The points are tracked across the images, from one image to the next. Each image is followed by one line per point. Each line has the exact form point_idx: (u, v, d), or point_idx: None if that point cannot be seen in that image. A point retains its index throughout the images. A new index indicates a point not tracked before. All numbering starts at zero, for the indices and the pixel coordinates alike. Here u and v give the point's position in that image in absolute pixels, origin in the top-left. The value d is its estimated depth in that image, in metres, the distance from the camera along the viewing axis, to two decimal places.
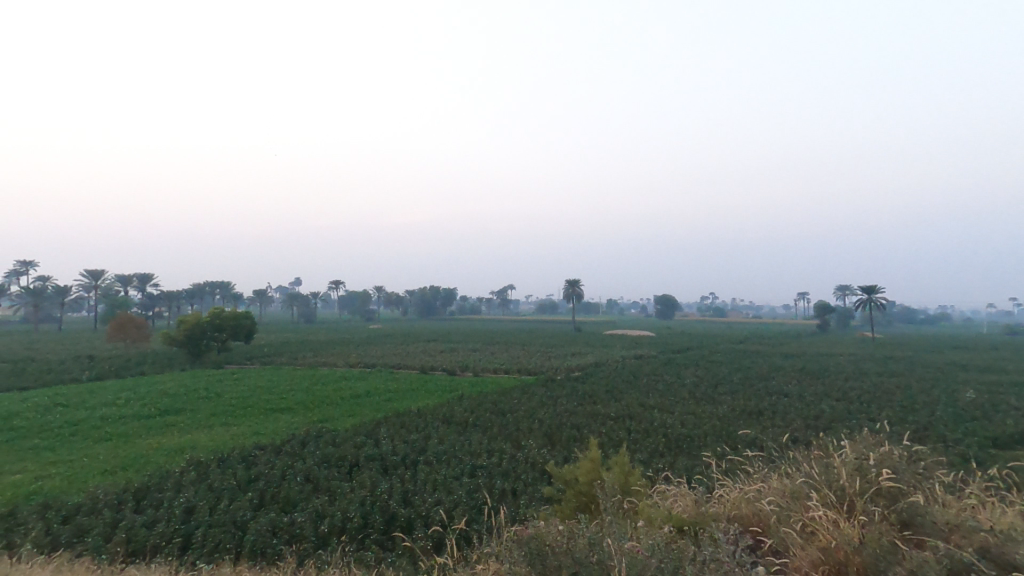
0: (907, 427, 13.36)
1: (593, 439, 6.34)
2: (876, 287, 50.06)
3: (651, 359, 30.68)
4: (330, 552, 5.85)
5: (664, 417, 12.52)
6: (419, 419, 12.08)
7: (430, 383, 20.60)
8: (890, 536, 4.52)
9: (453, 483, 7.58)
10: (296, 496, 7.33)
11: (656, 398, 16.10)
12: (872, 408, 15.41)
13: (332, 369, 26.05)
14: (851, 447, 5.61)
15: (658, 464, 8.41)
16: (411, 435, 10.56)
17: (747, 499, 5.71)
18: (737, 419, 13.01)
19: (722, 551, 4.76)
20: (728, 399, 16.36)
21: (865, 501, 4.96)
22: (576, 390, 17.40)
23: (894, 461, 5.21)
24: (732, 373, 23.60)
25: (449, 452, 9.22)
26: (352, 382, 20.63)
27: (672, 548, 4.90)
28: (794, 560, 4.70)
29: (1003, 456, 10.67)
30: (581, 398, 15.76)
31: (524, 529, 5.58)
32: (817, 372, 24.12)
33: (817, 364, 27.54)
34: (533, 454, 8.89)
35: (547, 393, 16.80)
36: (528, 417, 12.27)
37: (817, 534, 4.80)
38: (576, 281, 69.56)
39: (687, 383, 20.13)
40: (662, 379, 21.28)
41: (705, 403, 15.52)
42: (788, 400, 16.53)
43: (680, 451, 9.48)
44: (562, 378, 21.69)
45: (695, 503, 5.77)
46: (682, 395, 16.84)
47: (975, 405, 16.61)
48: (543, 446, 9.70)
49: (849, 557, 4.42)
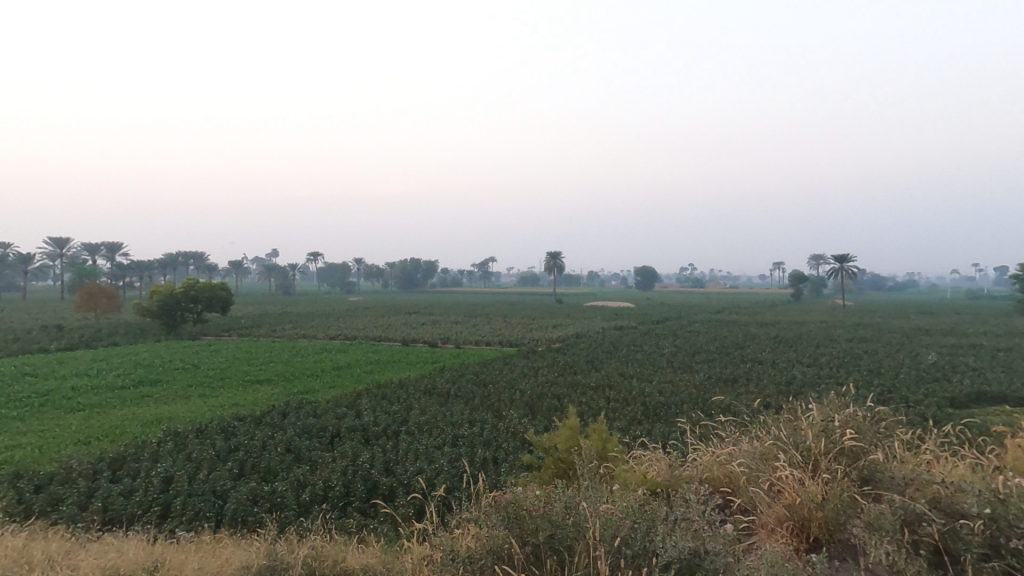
0: (871, 390, 13.98)
1: (571, 406, 6.29)
2: (845, 257, 52.04)
3: (630, 329, 31.38)
4: (312, 519, 5.90)
5: (643, 385, 12.83)
6: (400, 390, 12.14)
7: (412, 355, 20.71)
8: (850, 492, 4.78)
9: (435, 452, 7.69)
10: (277, 466, 7.35)
11: (634, 367, 16.48)
12: (840, 373, 16.02)
13: (313, 342, 25.96)
14: (818, 410, 5.71)
15: (636, 431, 8.62)
16: (392, 407, 10.59)
17: (719, 461, 5.84)
18: (711, 386, 13.43)
19: (693, 511, 4.98)
20: (703, 367, 16.84)
21: (829, 460, 5.14)
22: (556, 361, 17.70)
23: (858, 422, 5.37)
24: (707, 342, 24.26)
25: (430, 423, 9.28)
26: (334, 355, 20.44)
27: (646, 509, 5.11)
28: (762, 517, 5.01)
29: (958, 415, 11.27)
30: (561, 368, 16.07)
31: (502, 494, 5.70)
32: (790, 339, 24.99)
33: (790, 332, 28.48)
34: (514, 424, 9.01)
35: (528, 364, 17.05)
36: (508, 387, 12.45)
37: (783, 492, 5.05)
38: (558, 255, 69.96)
39: (665, 352, 20.63)
40: (640, 349, 21.72)
41: (680, 371, 15.91)
42: (762, 367, 17.09)
43: (657, 417, 9.75)
44: (543, 349, 22.06)
45: (669, 466, 5.86)
46: (660, 364, 17.26)
47: (936, 367, 17.45)
48: (523, 416, 9.84)
49: (813, 513, 4.72)
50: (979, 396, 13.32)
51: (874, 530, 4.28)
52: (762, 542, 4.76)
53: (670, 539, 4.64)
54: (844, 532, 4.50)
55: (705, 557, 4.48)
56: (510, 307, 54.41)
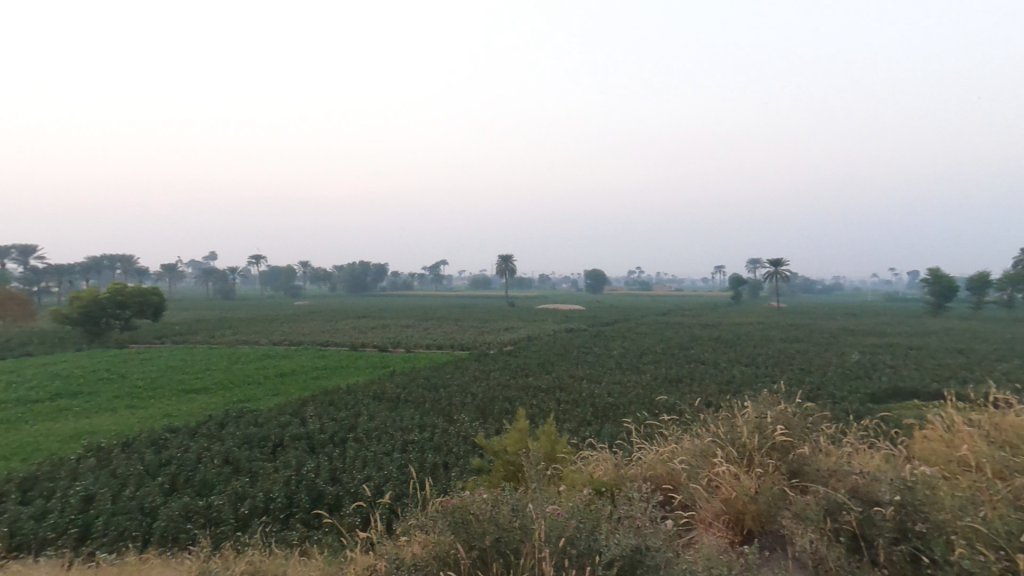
0: (801, 387, 14.86)
1: (520, 409, 6.31)
2: (779, 261, 55.88)
3: (581, 331, 32.20)
4: (251, 533, 5.64)
5: (592, 387, 13.09)
6: (349, 396, 11.90)
7: (361, 360, 20.33)
8: (780, 485, 5.01)
9: (386, 458, 7.56)
10: (214, 479, 7.01)
11: (584, 369, 16.85)
12: (774, 371, 16.96)
13: (257, 348, 24.98)
14: (753, 407, 5.95)
15: (585, 432, 8.74)
16: (340, 413, 10.35)
17: (662, 459, 5.98)
18: (657, 386, 13.87)
19: (635, 508, 5.09)
20: (650, 367, 17.39)
21: (762, 455, 5.37)
22: (508, 364, 17.83)
23: (787, 418, 5.64)
24: (654, 343, 25.18)
25: (381, 428, 9.13)
26: (279, 361, 19.81)
27: (591, 508, 5.18)
28: (701, 512, 5.17)
29: (874, 408, 12.15)
30: (513, 371, 16.21)
31: (449, 499, 5.63)
32: (730, 339, 26.35)
33: (731, 333, 30.02)
34: (465, 428, 8.98)
35: (480, 367, 17.09)
36: (460, 391, 12.39)
37: (720, 487, 5.22)
38: (508, 259, 70.65)
39: (614, 354, 21.23)
40: (591, 351, 22.22)
41: (629, 372, 16.31)
42: (704, 366, 17.85)
43: (605, 418, 9.92)
44: (495, 352, 22.21)
45: (615, 465, 5.96)
46: (609, 365, 17.73)
47: (857, 364, 18.85)
48: (475, 419, 9.81)
49: (746, 506, 4.92)
50: (894, 390, 14.42)
51: (800, 520, 4.53)
52: (700, 537, 4.92)
53: (613, 538, 4.74)
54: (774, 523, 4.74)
55: (647, 554, 4.60)
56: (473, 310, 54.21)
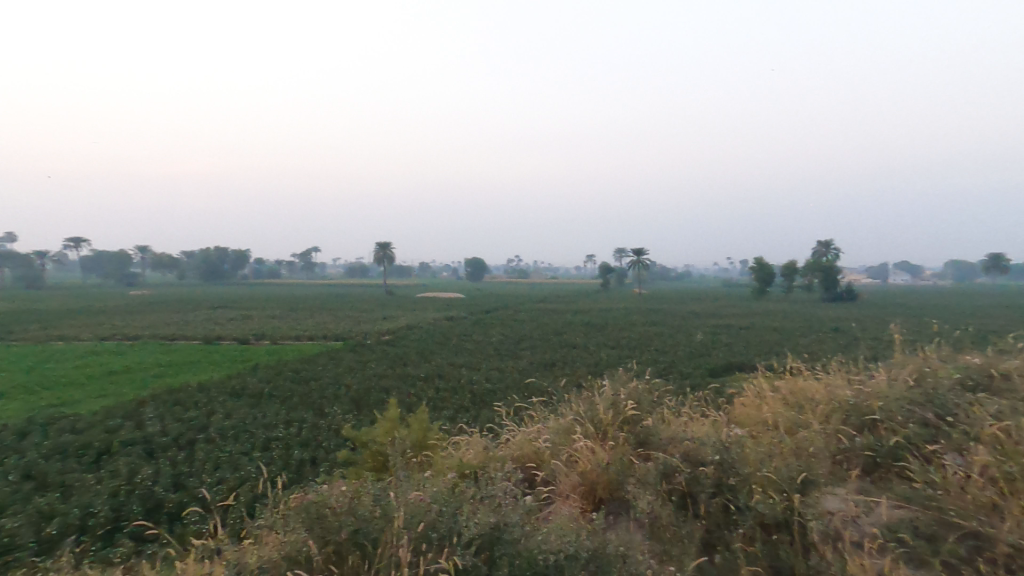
0: (653, 364, 16.81)
1: (392, 398, 6.15)
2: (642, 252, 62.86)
3: (464, 319, 32.94)
4: (59, 555, 4.83)
5: (471, 373, 13.46)
6: (200, 394, 11.22)
7: (217, 355, 18.74)
8: (627, 455, 5.44)
9: (245, 459, 7.13)
10: (6, 496, 5.98)
11: (463, 356, 17.32)
12: (632, 351, 18.99)
13: (82, 345, 21.67)
14: (611, 386, 6.42)
15: (463, 419, 8.84)
16: (188, 413, 9.74)
17: (528, 439, 6.19)
18: (533, 370, 14.68)
19: (497, 488, 5.19)
20: (529, 353, 18.34)
21: (615, 429, 5.80)
22: (388, 353, 17.70)
23: (638, 394, 6.16)
24: (532, 329, 26.66)
25: (238, 427, 8.77)
26: (105, 361, 17.56)
27: (455, 492, 5.15)
28: (560, 486, 5.42)
29: (704, 379, 14.19)
30: (391, 361, 16.12)
31: (305, 495, 5.26)
32: (600, 324, 28.93)
33: (604, 317, 32.92)
34: (337, 420, 8.89)
35: (357, 358, 16.71)
36: (333, 383, 12.11)
37: (578, 461, 5.51)
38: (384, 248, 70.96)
39: (494, 340, 22.15)
40: (472, 338, 22.87)
41: (509, 358, 16.99)
42: (575, 350, 19.34)
43: (483, 404, 10.17)
44: (373, 342, 21.92)
45: (484, 449, 6.05)
46: (488, 352, 18.47)
47: (700, 342, 21.87)
48: (348, 411, 9.73)
49: (599, 477, 5.26)
50: (727, 363, 16.90)
51: (641, 485, 4.97)
52: (556, 509, 5.15)
53: (473, 518, 4.82)
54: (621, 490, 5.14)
55: (505, 529, 4.74)
56: (340, 301, 51.14)
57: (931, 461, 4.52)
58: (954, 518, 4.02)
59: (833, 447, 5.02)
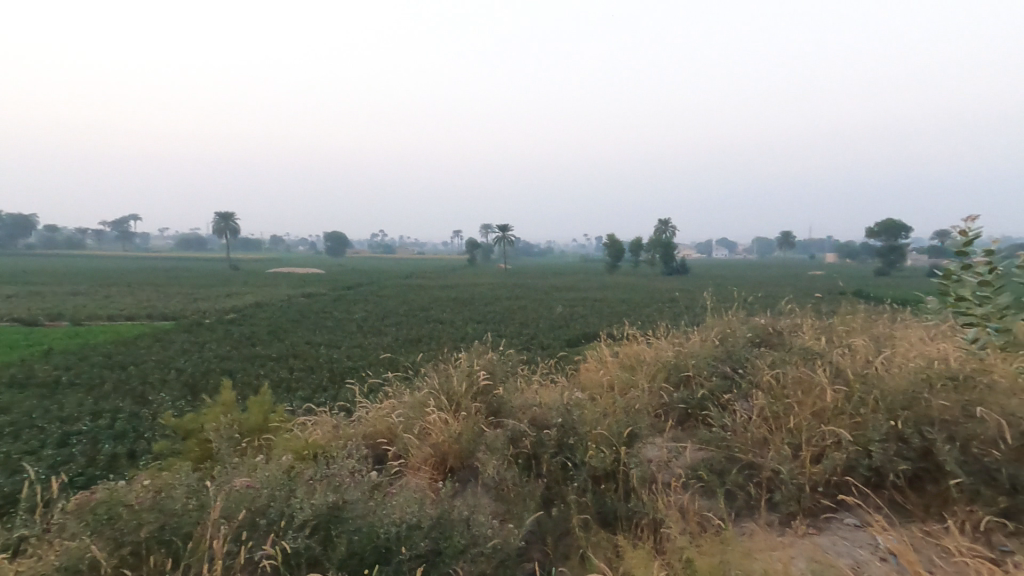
0: (511, 334, 18.17)
1: (224, 380, 5.55)
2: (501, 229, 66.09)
3: (322, 298, 31.81)
4: None
5: (331, 353, 13.84)
6: None
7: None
8: (478, 423, 5.54)
9: (26, 460, 6.61)
10: None
11: (322, 336, 17.25)
12: (494, 325, 20.30)
13: None
14: (466, 359, 6.49)
15: (318, 399, 9.27)
16: None
17: (381, 415, 6.01)
18: (398, 347, 14.94)
19: (341, 467, 4.93)
20: (394, 330, 18.57)
21: (469, 400, 5.86)
22: (231, 337, 17.47)
23: (492, 365, 6.31)
24: (399, 307, 26.87)
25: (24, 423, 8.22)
26: None
27: (290, 474, 4.74)
28: (412, 459, 5.32)
29: (551, 346, 15.76)
30: (234, 346, 15.48)
31: (94, 493, 4.50)
32: (468, 300, 30.20)
33: (475, 294, 34.38)
34: (159, 407, 9.19)
35: (193, 342, 16.20)
36: (162, 368, 12.46)
37: (430, 433, 5.45)
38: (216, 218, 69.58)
39: (357, 319, 22.07)
40: (331, 318, 22.39)
41: (379, 338, 16.68)
42: (441, 325, 20.10)
43: (340, 381, 10.70)
44: (213, 324, 20.48)
45: (333, 428, 5.77)
46: (350, 331, 18.45)
47: (560, 314, 24.08)
48: (179, 396, 10.18)
49: (450, 447, 5.29)
50: (583, 331, 18.73)
51: (490, 452, 5.17)
52: (404, 481, 5.03)
53: (311, 498, 4.48)
54: (472, 458, 5.23)
55: (345, 507, 4.47)
56: (215, 281, 46.42)
57: (724, 409, 5.22)
58: (738, 453, 5.02)
59: (653, 402, 5.46)
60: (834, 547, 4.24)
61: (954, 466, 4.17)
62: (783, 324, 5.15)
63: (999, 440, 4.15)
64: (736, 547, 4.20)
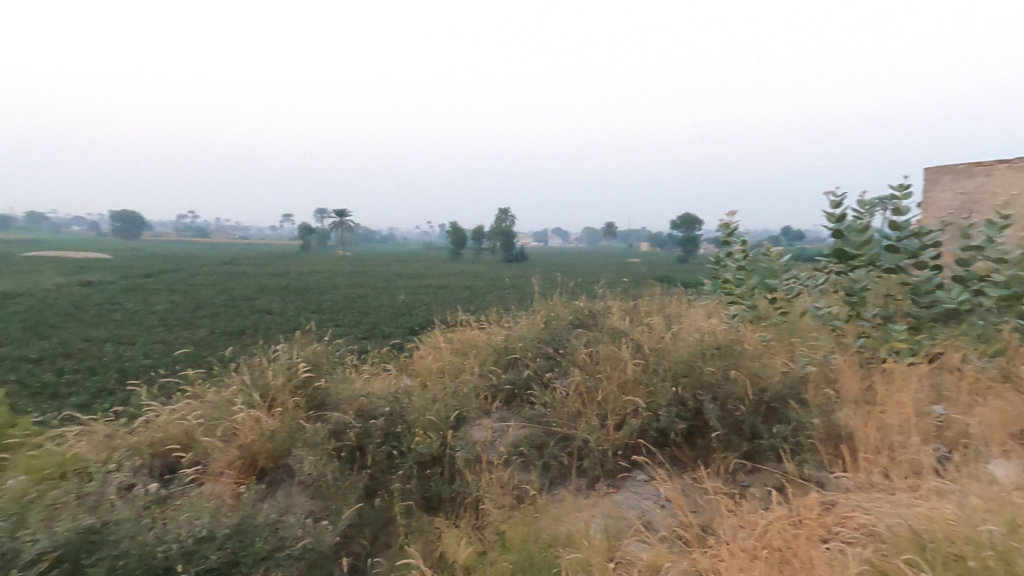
0: (351, 323, 17.44)
1: None
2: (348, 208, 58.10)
3: (103, 288, 26.39)
4: None
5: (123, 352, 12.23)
6: None
7: None
8: (296, 418, 5.12)
9: None
10: None
11: (104, 334, 14.52)
12: (335, 314, 19.30)
13: None
14: (286, 352, 5.93)
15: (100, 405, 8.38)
16: None
17: (176, 418, 5.22)
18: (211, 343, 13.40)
19: (110, 484, 4.13)
20: (208, 324, 16.44)
21: (288, 395, 5.37)
22: None
23: (318, 357, 5.85)
24: (218, 297, 23.64)
25: None
26: None
27: (24, 501, 3.82)
28: (212, 464, 4.73)
29: (388, 333, 15.55)
30: None
31: None
32: (313, 288, 28.08)
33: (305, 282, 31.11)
34: None
35: None
36: None
37: (238, 434, 4.90)
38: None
39: (159, 312, 18.98)
40: (122, 312, 18.90)
41: (198, 334, 14.39)
42: (268, 316, 18.34)
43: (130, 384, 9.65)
44: None
45: (109, 438, 4.90)
46: (149, 326, 15.97)
47: (412, 300, 23.82)
48: None
49: (260, 446, 4.82)
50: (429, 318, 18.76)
51: (310, 449, 4.80)
52: (199, 488, 4.40)
53: (52, 525, 3.56)
54: (288, 457, 4.82)
55: (107, 529, 3.63)
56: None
57: (546, 387, 5.46)
58: (556, 427, 5.40)
59: (481, 385, 5.51)
60: (626, 501, 4.83)
61: (715, 420, 4.96)
62: (598, 306, 5.50)
63: (745, 396, 5.04)
64: (547, 513, 4.57)
